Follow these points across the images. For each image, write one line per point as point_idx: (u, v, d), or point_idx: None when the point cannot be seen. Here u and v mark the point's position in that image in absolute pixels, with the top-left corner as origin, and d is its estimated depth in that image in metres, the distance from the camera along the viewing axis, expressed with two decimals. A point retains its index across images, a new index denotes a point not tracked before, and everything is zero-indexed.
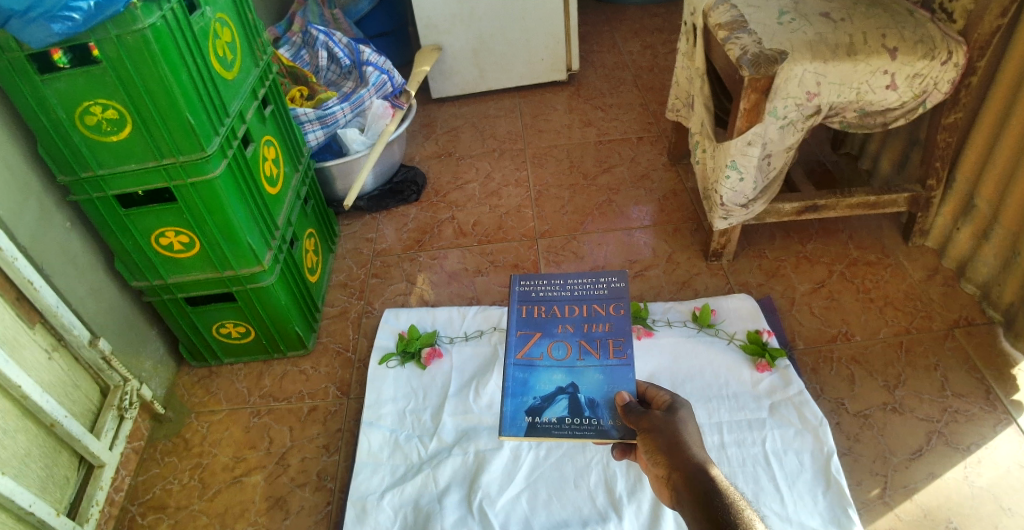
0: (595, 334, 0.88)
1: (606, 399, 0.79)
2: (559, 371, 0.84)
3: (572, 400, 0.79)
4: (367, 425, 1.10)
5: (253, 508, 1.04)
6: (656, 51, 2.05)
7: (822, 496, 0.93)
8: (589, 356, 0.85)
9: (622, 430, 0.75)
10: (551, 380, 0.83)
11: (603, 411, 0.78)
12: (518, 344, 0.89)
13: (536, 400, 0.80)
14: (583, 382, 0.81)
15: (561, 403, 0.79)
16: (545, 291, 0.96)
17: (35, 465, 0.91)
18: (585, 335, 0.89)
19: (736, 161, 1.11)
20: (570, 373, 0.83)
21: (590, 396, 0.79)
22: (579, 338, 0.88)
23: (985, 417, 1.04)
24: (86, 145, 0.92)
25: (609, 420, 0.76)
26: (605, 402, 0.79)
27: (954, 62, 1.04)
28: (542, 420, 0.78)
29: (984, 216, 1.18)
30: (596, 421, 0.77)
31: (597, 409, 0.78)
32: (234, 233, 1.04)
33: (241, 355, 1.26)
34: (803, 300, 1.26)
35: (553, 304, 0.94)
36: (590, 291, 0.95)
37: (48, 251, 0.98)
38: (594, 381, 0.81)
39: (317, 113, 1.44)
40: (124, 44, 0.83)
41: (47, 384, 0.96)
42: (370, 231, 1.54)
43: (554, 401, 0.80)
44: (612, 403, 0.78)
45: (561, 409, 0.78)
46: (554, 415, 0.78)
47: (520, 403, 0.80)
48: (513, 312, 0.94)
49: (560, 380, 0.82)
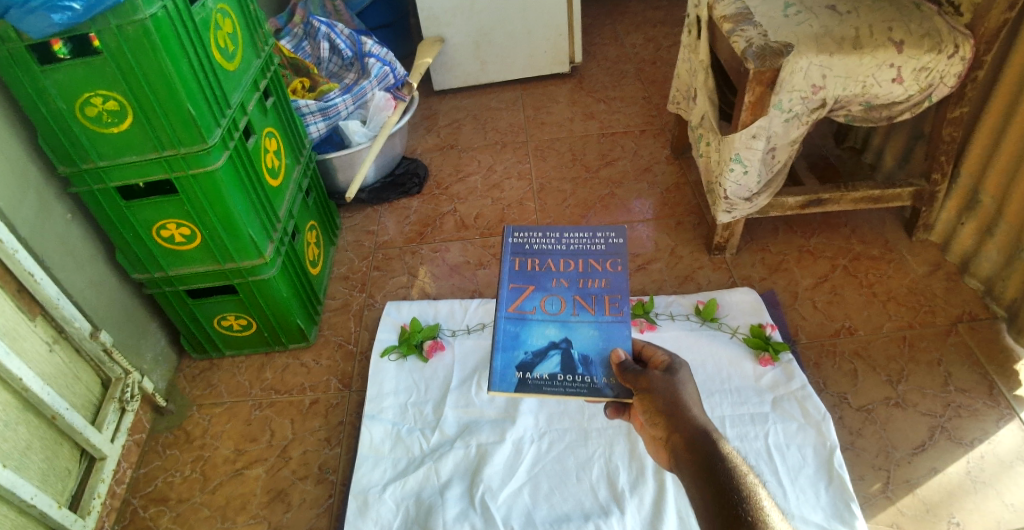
0: (592, 290, 0.86)
1: (601, 356, 0.78)
2: (552, 325, 0.82)
3: (566, 357, 0.78)
4: (368, 418, 1.10)
5: (254, 501, 1.04)
6: (659, 43, 2.04)
7: (824, 491, 0.93)
8: (584, 311, 0.83)
9: (616, 388, 0.75)
10: (544, 334, 0.81)
11: (597, 369, 0.77)
12: (509, 297, 0.85)
13: (527, 355, 0.79)
14: (577, 338, 0.80)
15: (553, 359, 0.78)
16: (539, 242, 0.91)
17: (36, 457, 0.91)
18: (580, 291, 0.86)
19: (740, 154, 1.11)
20: (563, 328, 0.81)
21: (585, 353, 0.79)
22: (574, 292, 0.85)
23: (987, 413, 1.03)
24: (86, 137, 0.91)
25: (604, 378, 0.76)
26: (599, 359, 0.78)
27: (961, 56, 1.03)
28: (534, 377, 0.77)
29: (988, 211, 1.18)
30: (590, 379, 0.76)
31: (592, 367, 0.77)
32: (235, 225, 1.03)
33: (242, 348, 1.26)
34: (806, 294, 1.25)
35: (547, 258, 0.90)
36: (587, 246, 0.91)
37: (48, 243, 0.98)
38: (589, 337, 0.80)
39: (318, 105, 1.44)
40: (124, 34, 0.82)
41: (47, 376, 0.96)
42: (370, 224, 1.54)
43: (547, 356, 0.79)
44: (606, 361, 0.78)
45: (555, 365, 0.78)
46: (546, 371, 0.77)
47: (511, 358, 0.79)
48: (505, 264, 0.89)
49: (553, 334, 0.81)
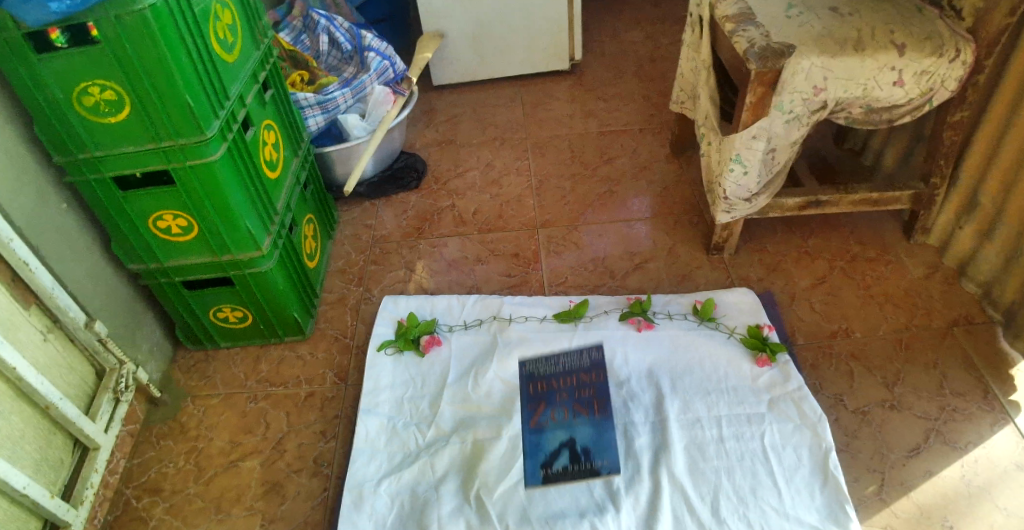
0: (587, 395, 1.09)
1: (600, 449, 1.02)
2: (560, 429, 1.05)
3: (572, 451, 1.02)
4: (364, 412, 1.09)
5: (248, 493, 1.04)
6: (659, 41, 2.04)
7: (819, 493, 0.93)
8: (583, 415, 1.07)
9: (608, 467, 0.99)
10: (555, 438, 1.04)
11: (597, 457, 1.01)
12: (525, 414, 1.07)
13: (546, 455, 1.02)
14: (579, 435, 1.04)
15: (564, 455, 1.02)
16: (543, 367, 1.14)
17: (29, 447, 0.90)
18: (578, 399, 1.09)
19: (740, 154, 1.11)
20: (568, 429, 1.05)
21: (586, 446, 1.02)
22: (574, 401, 1.09)
23: (982, 416, 1.04)
24: (83, 126, 0.90)
25: (602, 462, 1.00)
26: (599, 450, 1.02)
27: (962, 60, 1.03)
28: (553, 471, 1.00)
29: (986, 216, 1.18)
30: (591, 464, 1.00)
31: (593, 457, 1.01)
32: (233, 217, 1.03)
33: (238, 340, 1.25)
34: (803, 295, 1.26)
35: (548, 380, 1.12)
36: (576, 364, 1.14)
37: (44, 232, 0.97)
38: (589, 434, 1.04)
39: (318, 98, 1.42)
40: (123, 24, 0.81)
41: (42, 365, 0.95)
42: (369, 217, 1.53)
43: (558, 454, 1.02)
44: (604, 453, 1.01)
45: (564, 460, 1.01)
46: (559, 465, 1.01)
47: (535, 459, 1.01)
48: (516, 391, 1.11)
49: (562, 436, 1.04)
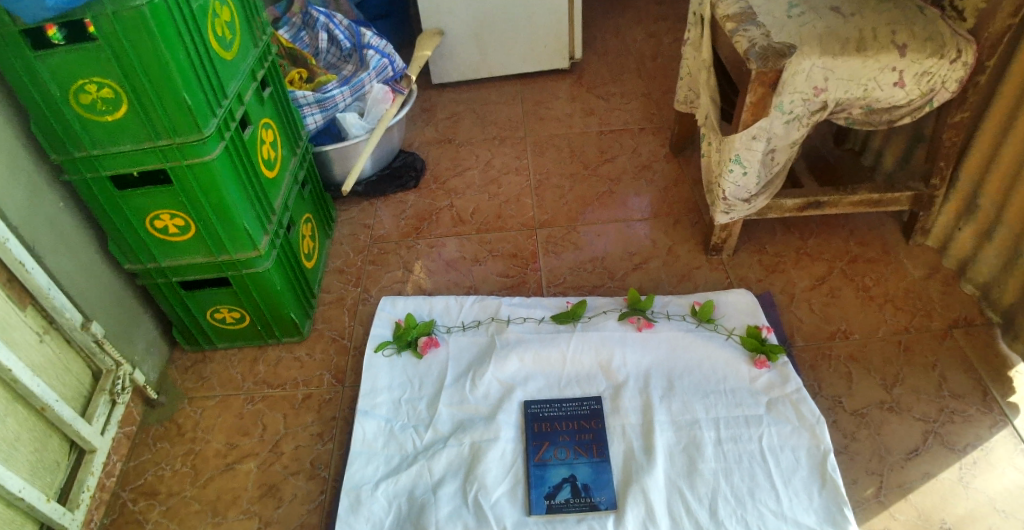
0: (590, 430, 1.05)
1: (599, 483, 0.98)
2: (563, 464, 1.01)
3: (574, 486, 0.98)
4: (362, 413, 1.09)
5: (245, 496, 1.04)
6: (660, 39, 2.03)
7: (817, 494, 0.93)
8: (583, 451, 1.02)
9: (609, 503, 0.95)
10: (557, 471, 1.00)
11: (597, 491, 0.97)
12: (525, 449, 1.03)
13: (548, 487, 0.98)
14: (580, 471, 1.00)
15: (565, 489, 0.98)
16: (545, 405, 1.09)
17: (25, 450, 0.90)
18: (580, 438, 1.04)
19: (740, 155, 1.10)
20: (570, 465, 1.01)
21: (586, 481, 0.98)
22: (576, 440, 1.04)
23: (981, 418, 1.04)
24: (80, 124, 0.89)
25: (602, 497, 0.96)
26: (599, 484, 0.98)
27: (963, 61, 1.02)
28: (556, 502, 0.96)
29: (987, 216, 1.18)
30: (591, 499, 0.96)
31: (593, 491, 0.97)
32: (230, 215, 1.02)
33: (235, 340, 1.25)
34: (803, 296, 1.25)
35: (552, 416, 1.07)
36: (581, 407, 1.08)
37: (39, 231, 0.96)
38: (589, 469, 1.00)
39: (316, 96, 1.41)
40: (121, 19, 0.81)
41: (37, 367, 0.94)
42: (367, 217, 1.53)
43: (560, 487, 0.98)
44: (604, 488, 0.97)
45: (566, 493, 0.97)
46: (562, 497, 0.97)
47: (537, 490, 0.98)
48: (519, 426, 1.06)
49: (564, 471, 1.00)
